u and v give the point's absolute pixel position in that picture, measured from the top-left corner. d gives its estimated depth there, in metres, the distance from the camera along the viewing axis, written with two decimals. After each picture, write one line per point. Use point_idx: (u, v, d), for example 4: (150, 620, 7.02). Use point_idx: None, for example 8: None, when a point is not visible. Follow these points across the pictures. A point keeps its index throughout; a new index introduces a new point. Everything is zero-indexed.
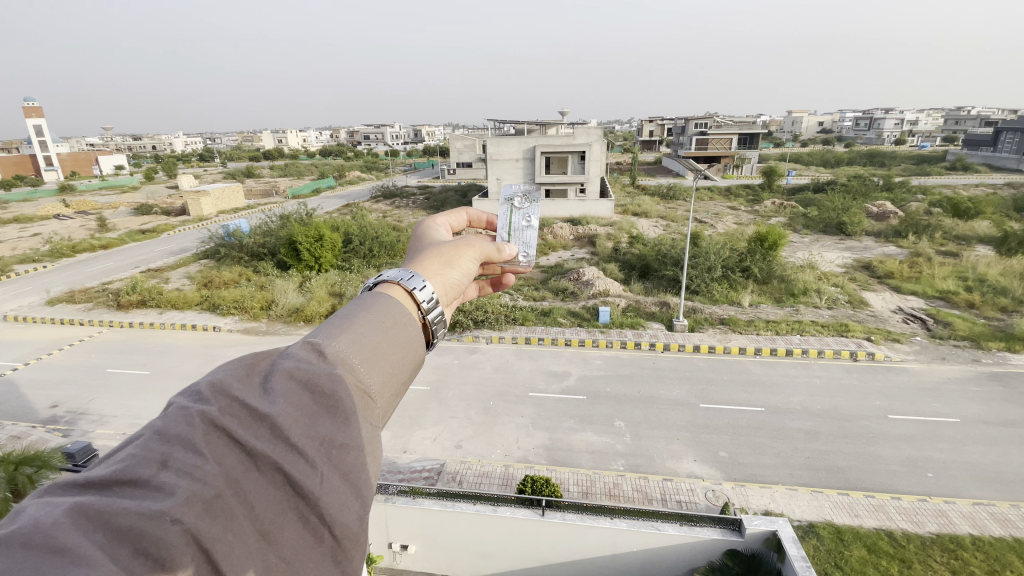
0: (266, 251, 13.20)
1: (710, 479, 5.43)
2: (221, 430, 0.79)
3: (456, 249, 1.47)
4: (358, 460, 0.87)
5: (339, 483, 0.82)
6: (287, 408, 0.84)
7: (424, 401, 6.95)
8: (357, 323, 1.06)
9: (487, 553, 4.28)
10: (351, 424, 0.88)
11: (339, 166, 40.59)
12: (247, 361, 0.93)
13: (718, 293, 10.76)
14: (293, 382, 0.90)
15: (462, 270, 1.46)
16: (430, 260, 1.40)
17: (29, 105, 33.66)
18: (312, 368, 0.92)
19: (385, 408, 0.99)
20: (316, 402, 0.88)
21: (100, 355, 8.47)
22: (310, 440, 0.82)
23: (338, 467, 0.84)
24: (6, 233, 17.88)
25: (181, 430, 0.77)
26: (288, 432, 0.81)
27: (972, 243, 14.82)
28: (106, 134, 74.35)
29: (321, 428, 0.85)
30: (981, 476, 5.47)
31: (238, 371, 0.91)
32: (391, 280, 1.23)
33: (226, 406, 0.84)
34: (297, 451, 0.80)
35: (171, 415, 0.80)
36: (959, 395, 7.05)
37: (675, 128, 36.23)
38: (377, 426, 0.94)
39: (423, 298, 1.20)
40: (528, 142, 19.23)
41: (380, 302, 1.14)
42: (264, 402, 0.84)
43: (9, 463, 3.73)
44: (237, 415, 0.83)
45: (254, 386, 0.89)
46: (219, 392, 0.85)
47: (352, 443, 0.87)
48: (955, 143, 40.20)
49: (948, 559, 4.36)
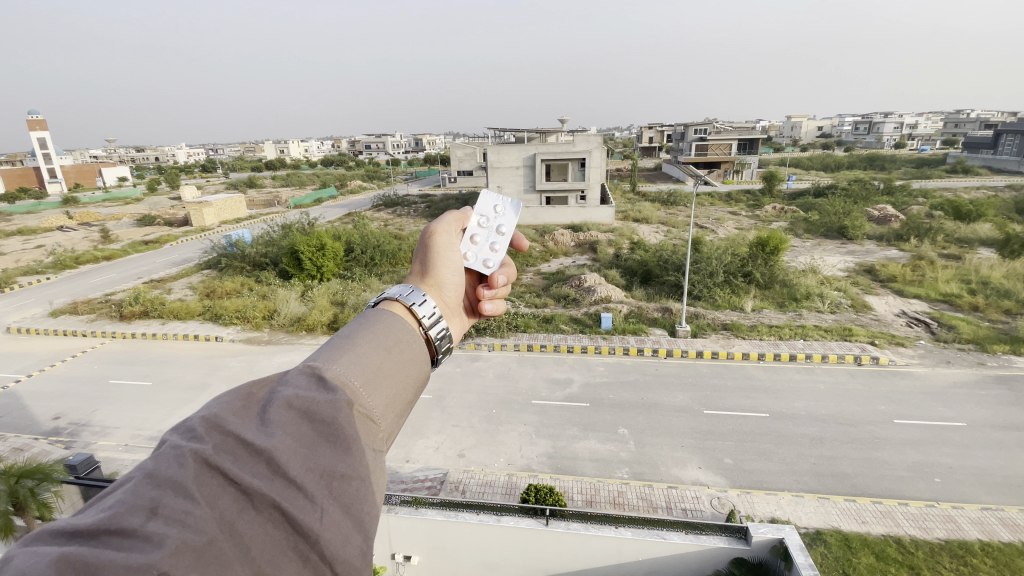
0: (268, 260, 13.28)
1: (715, 486, 5.38)
2: (214, 469, 0.77)
3: (436, 252, 1.45)
4: (360, 491, 0.86)
5: (340, 518, 0.81)
6: (285, 440, 0.82)
7: (427, 410, 6.92)
8: (358, 344, 1.06)
9: (491, 563, 4.24)
10: (352, 454, 0.87)
11: (342, 175, 40.83)
12: (243, 392, 0.93)
13: (719, 298, 10.74)
14: (291, 412, 0.88)
15: (453, 265, 1.46)
16: (422, 276, 1.40)
17: (32, 117, 33.98)
18: (311, 396, 0.91)
19: (388, 431, 0.98)
20: (316, 432, 0.87)
21: (103, 366, 8.48)
22: (310, 473, 0.82)
23: (340, 500, 0.83)
24: (10, 246, 17.97)
25: (172, 473, 0.75)
26: (287, 467, 0.80)
27: (974, 245, 14.78)
28: (110, 147, 75.25)
29: (320, 459, 0.84)
30: (988, 480, 5.42)
31: (233, 405, 0.90)
32: (392, 296, 1.24)
33: (220, 442, 0.82)
34: (296, 486, 0.79)
35: (162, 455, 0.78)
36: (965, 399, 7.00)
37: (674, 134, 36.29)
38: (381, 450, 0.94)
39: (423, 314, 1.21)
40: (528, 149, 19.32)
41: (381, 322, 1.15)
42: (260, 435, 0.83)
43: (11, 475, 3.71)
44: (232, 451, 0.81)
45: (249, 419, 0.88)
46: (213, 428, 0.84)
47: (353, 474, 0.86)
48: (955, 146, 40.38)
49: (957, 565, 4.30)
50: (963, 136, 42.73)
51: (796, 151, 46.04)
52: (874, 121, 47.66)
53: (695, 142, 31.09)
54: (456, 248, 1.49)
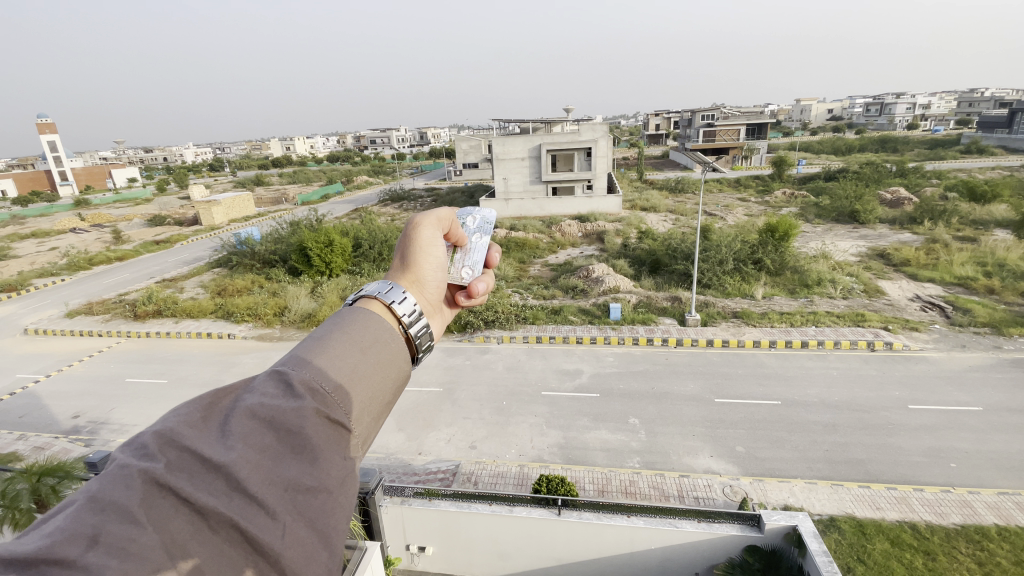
0: (277, 257, 13.38)
1: (727, 474, 5.37)
2: (166, 490, 0.75)
3: (418, 244, 1.41)
4: (327, 504, 0.85)
5: (304, 534, 0.81)
6: (245, 455, 0.80)
7: (437, 402, 6.98)
8: (332, 344, 1.02)
9: (505, 554, 4.29)
10: (319, 465, 0.86)
11: (348, 171, 40.85)
12: (205, 401, 0.90)
13: (729, 285, 10.65)
14: (254, 422, 0.86)
15: (435, 262, 1.41)
16: (400, 263, 1.36)
17: (42, 120, 34.55)
18: (276, 405, 0.89)
19: (362, 436, 0.97)
20: (280, 443, 0.85)
21: (119, 365, 8.64)
22: (272, 488, 0.80)
23: (304, 514, 0.82)
24: (26, 249, 18.27)
25: (118, 496, 0.72)
26: (247, 483, 0.78)
27: (990, 227, 14.51)
28: (121, 149, 76.51)
29: (285, 472, 0.83)
30: (1004, 464, 5.34)
31: (192, 417, 0.87)
32: (370, 294, 1.19)
33: (175, 459, 0.80)
34: (256, 502, 0.78)
35: (109, 475, 0.75)
36: (981, 382, 6.90)
37: (680, 121, 35.79)
38: (353, 457, 0.93)
39: (404, 312, 1.17)
40: (534, 140, 19.14)
41: (358, 321, 1.11)
42: (218, 450, 0.81)
43: (33, 475, 3.83)
44: (188, 469, 0.79)
45: (209, 432, 0.85)
46: (168, 444, 0.81)
47: (320, 487, 0.85)
48: (969, 125, 39.65)
49: (973, 550, 4.25)
50: (977, 116, 41.89)
51: (806, 134, 45.09)
52: (886, 102, 46.67)
53: (703, 129, 30.75)
54: (438, 243, 1.45)
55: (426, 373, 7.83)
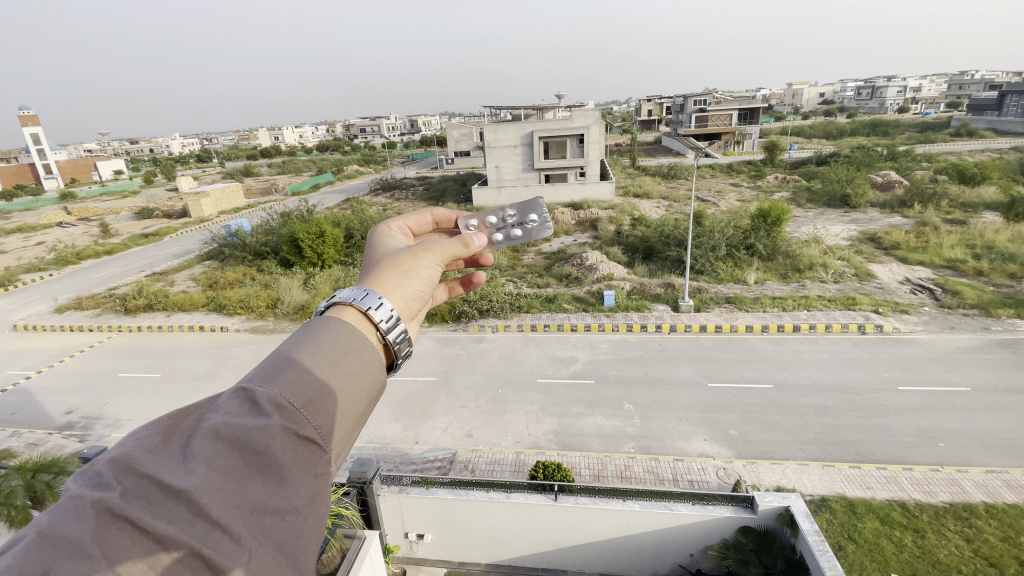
0: (268, 249, 13.28)
1: (721, 457, 5.45)
2: (122, 519, 0.75)
3: (411, 259, 1.38)
4: (296, 526, 0.84)
5: (271, 555, 0.80)
6: (207, 478, 0.79)
7: (434, 392, 6.99)
8: (300, 355, 1.00)
9: (504, 539, 4.34)
10: (286, 485, 0.85)
11: (337, 160, 40.34)
12: (165, 422, 0.89)
13: (722, 271, 10.69)
14: (218, 443, 0.85)
15: (425, 277, 1.39)
16: (386, 274, 1.32)
17: (22, 113, 33.73)
18: (241, 424, 0.87)
19: (337, 450, 0.97)
20: (246, 464, 0.84)
21: (110, 360, 8.55)
22: (237, 511, 0.79)
23: (271, 536, 0.81)
24: (11, 244, 17.93)
25: (70, 530, 0.72)
26: (209, 509, 0.77)
27: (979, 209, 14.67)
28: (104, 140, 75.37)
29: (251, 494, 0.82)
30: (991, 443, 5.46)
31: (152, 440, 0.86)
32: (343, 301, 1.15)
33: (133, 487, 0.79)
34: (221, 527, 0.77)
35: (60, 509, 0.74)
36: (969, 363, 7.02)
37: (673, 107, 35.60)
38: (325, 473, 0.92)
39: (380, 318, 1.14)
40: (525, 126, 18.91)
41: (330, 328, 1.08)
42: (179, 475, 0.80)
43: (27, 471, 3.82)
44: (147, 496, 0.78)
45: (170, 455, 0.84)
46: (125, 472, 0.80)
47: (288, 507, 0.84)
48: (960, 109, 40.01)
49: (961, 527, 4.36)
50: (967, 98, 42.04)
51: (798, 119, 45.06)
52: (879, 85, 46.65)
53: (696, 114, 30.64)
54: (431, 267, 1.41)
55: (421, 363, 7.83)
